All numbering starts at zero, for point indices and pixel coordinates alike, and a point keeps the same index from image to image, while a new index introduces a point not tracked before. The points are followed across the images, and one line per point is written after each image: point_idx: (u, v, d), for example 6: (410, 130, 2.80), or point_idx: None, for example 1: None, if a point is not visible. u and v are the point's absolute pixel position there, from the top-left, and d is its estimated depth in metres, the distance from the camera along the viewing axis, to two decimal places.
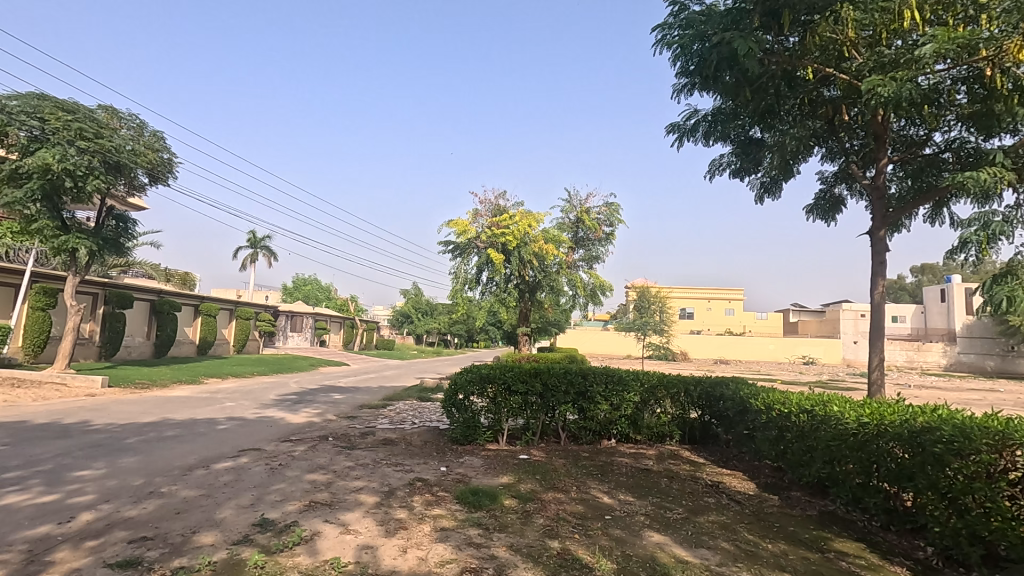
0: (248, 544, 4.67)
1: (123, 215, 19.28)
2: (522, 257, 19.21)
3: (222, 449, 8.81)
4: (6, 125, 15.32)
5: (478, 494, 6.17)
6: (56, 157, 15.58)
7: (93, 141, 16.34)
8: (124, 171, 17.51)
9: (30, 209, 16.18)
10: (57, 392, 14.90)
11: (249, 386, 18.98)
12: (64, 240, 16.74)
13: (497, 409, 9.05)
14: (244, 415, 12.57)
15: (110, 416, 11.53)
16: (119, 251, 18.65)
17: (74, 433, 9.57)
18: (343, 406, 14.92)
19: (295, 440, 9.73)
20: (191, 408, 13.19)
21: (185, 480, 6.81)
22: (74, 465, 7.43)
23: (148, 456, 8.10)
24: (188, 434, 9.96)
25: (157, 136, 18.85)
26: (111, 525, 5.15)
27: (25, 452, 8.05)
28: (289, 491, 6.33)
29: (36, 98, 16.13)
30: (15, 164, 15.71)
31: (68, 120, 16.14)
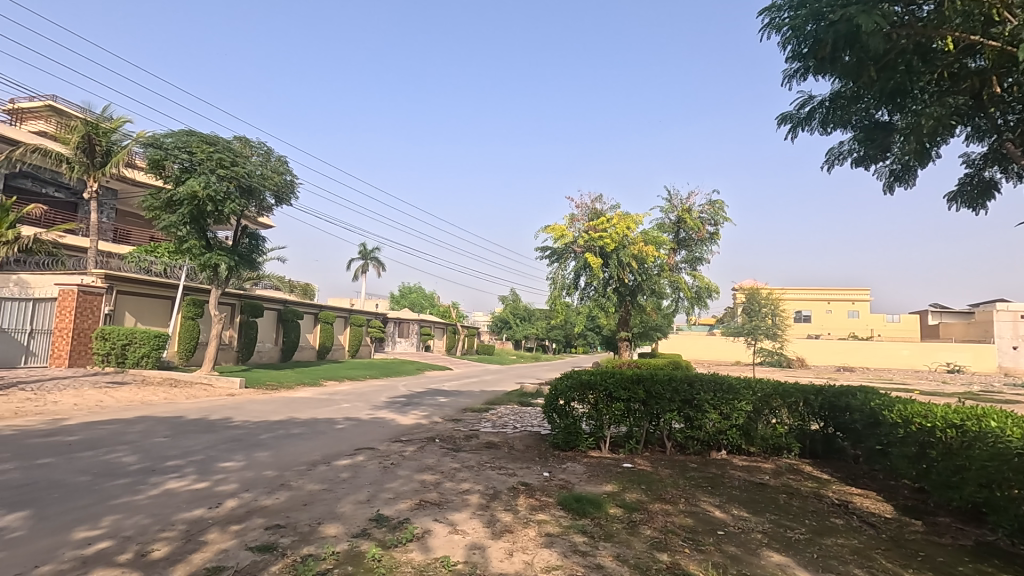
0: (366, 538, 4.99)
1: (255, 233, 21.40)
2: (620, 260, 18.86)
3: (341, 447, 9.51)
4: (163, 160, 17.85)
5: (582, 501, 6.11)
6: (201, 186, 17.83)
7: (230, 169, 18.45)
8: (255, 194, 19.52)
9: (182, 231, 18.59)
10: (205, 391, 16.97)
11: (362, 389, 20.30)
12: (208, 257, 19.02)
13: (598, 416, 8.92)
14: (359, 416, 13.48)
15: (246, 414, 12.90)
16: (252, 266, 20.83)
17: (218, 428, 10.82)
18: (447, 409, 15.49)
19: (405, 440, 10.27)
20: (313, 409, 14.37)
21: (311, 474, 7.43)
22: (219, 456, 8.38)
23: (278, 452, 8.93)
24: (310, 432, 10.87)
25: (282, 160, 20.64)
26: (250, 513, 5.73)
27: (182, 443, 9.23)
28: (401, 490, 6.67)
29: (186, 134, 18.43)
30: (170, 193, 18.19)
31: (211, 151, 18.33)
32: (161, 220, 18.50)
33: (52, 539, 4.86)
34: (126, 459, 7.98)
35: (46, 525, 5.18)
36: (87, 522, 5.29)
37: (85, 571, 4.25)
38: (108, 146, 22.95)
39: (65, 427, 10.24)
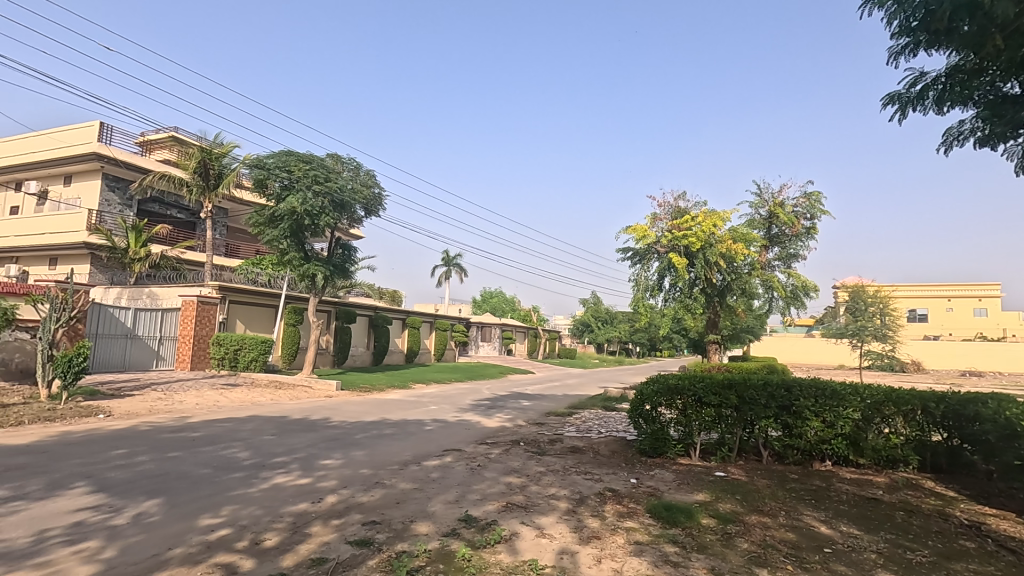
0: (456, 537, 5.11)
1: (347, 244, 22.70)
2: (707, 260, 18.11)
3: (430, 448, 9.84)
4: (267, 179, 19.41)
5: (672, 509, 5.90)
6: (299, 202, 19.20)
7: (324, 185, 19.71)
8: (347, 208, 20.73)
9: (283, 245, 20.11)
10: (306, 392, 18.22)
11: (449, 392, 20.87)
12: (306, 268, 20.43)
13: (688, 422, 8.59)
14: (446, 418, 13.88)
15: (343, 414, 13.69)
16: (345, 275, 22.10)
17: (318, 428, 11.56)
18: (531, 413, 15.58)
19: (491, 443, 10.44)
20: (403, 410, 14.99)
21: (403, 473, 7.74)
22: (320, 454, 8.95)
23: (372, 451, 9.39)
24: (401, 433, 11.34)
25: (370, 173, 21.73)
26: (349, 508, 6.06)
27: (287, 441, 9.96)
28: (488, 491, 6.78)
29: (285, 154, 19.89)
30: (273, 210, 19.75)
31: (307, 169, 19.67)
32: (266, 235, 20.12)
33: (182, 524, 5.40)
34: (241, 454, 8.72)
35: (176, 511, 5.77)
36: (210, 510, 5.84)
37: (209, 555, 4.68)
38: (220, 169, 25.30)
39: (189, 424, 11.37)
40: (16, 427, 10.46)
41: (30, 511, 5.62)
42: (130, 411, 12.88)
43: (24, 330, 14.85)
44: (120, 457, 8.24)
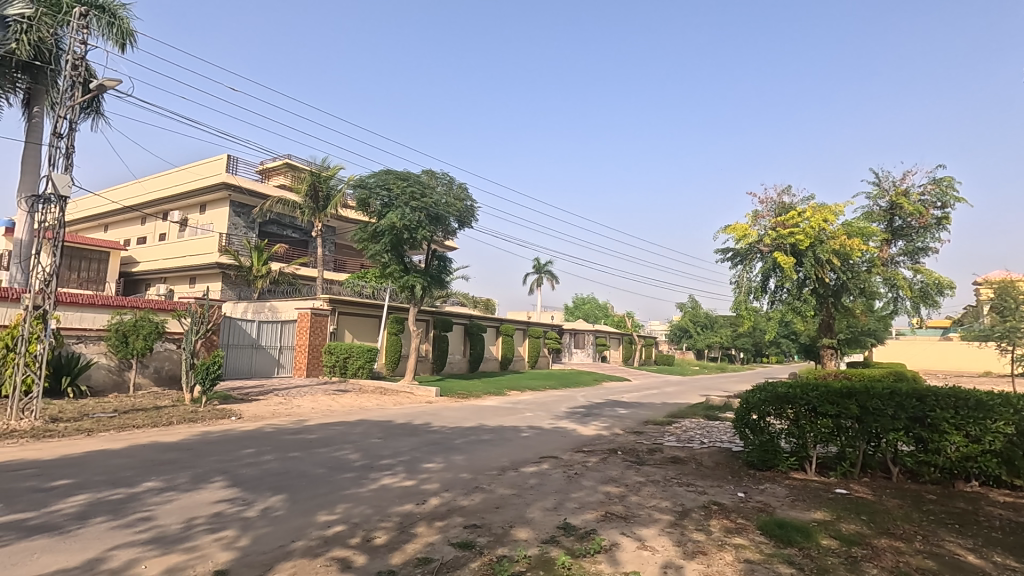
0: (556, 545, 5.11)
1: (443, 255, 23.59)
2: (818, 258, 16.74)
3: (527, 454, 9.93)
4: (369, 198, 20.75)
5: (786, 527, 5.50)
6: (398, 218, 20.30)
7: (420, 201, 20.69)
8: (442, 221, 21.57)
9: (384, 258, 21.33)
10: (408, 398, 19.11)
11: (544, 399, 20.93)
12: (406, 280, 21.50)
13: (802, 434, 7.96)
14: (542, 425, 13.93)
15: (443, 420, 14.19)
16: (442, 285, 22.99)
17: (420, 432, 12.08)
18: (628, 421, 15.21)
19: (588, 450, 10.33)
20: (500, 417, 15.25)
21: (501, 479, 7.88)
22: (422, 457, 9.34)
23: (472, 456, 9.64)
24: (499, 439, 11.55)
25: (463, 186, 22.45)
26: (451, 511, 6.27)
27: (392, 444, 10.50)
28: (586, 500, 6.71)
29: (385, 173, 21.13)
30: (374, 226, 21.03)
31: (404, 187, 20.76)
32: (369, 250, 21.46)
33: (303, 519, 5.87)
34: (351, 456, 9.33)
35: (298, 507, 6.29)
36: (326, 507, 6.30)
37: (327, 549, 5.05)
38: (328, 191, 27.38)
39: (306, 427, 12.34)
40: (167, 426, 11.93)
41: (180, 501, 6.39)
42: (257, 413, 14.22)
43: (171, 341, 16.95)
44: (250, 455, 9.13)
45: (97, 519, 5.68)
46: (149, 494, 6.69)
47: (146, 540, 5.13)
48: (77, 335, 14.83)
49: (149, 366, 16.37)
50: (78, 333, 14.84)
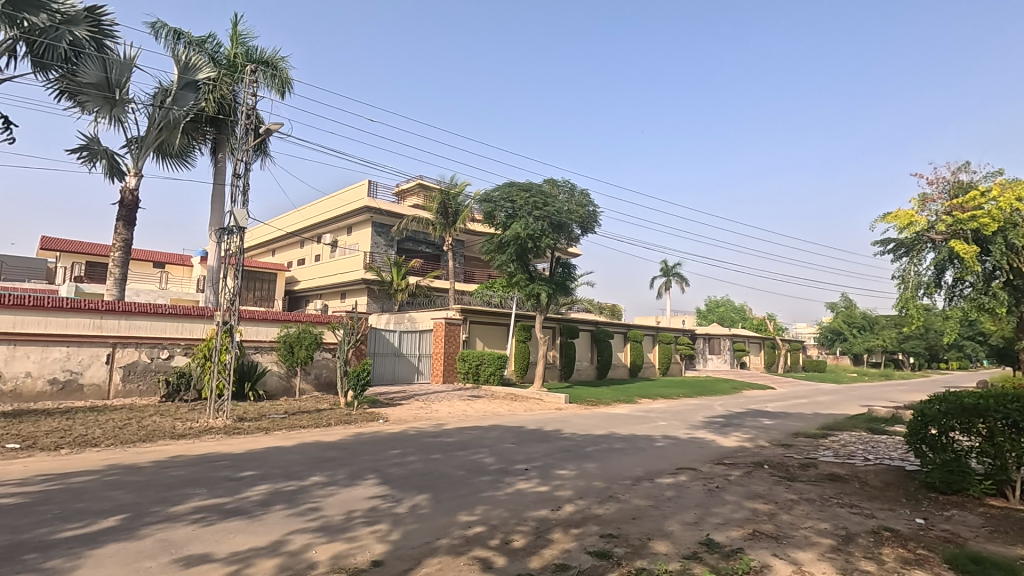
0: (698, 561, 4.85)
1: (567, 262, 23.71)
2: (1011, 245, 14.07)
3: (662, 464, 9.57)
4: (494, 211, 21.52)
5: (982, 562, 4.68)
6: (522, 228, 20.80)
7: (543, 210, 21.02)
8: (565, 228, 21.72)
9: (510, 268, 21.95)
10: (538, 405, 19.40)
11: (678, 408, 20.03)
12: (531, 288, 21.91)
13: (999, 453, 6.75)
14: (677, 434, 13.34)
15: (574, 427, 14.18)
16: (567, 292, 23.07)
17: (552, 439, 12.19)
18: (775, 433, 14.00)
19: (729, 463, 9.69)
20: (631, 425, 14.88)
21: (636, 489, 7.67)
22: (555, 464, 9.42)
23: (604, 464, 9.51)
24: (632, 447, 11.27)
25: (584, 192, 22.42)
26: (586, 519, 6.23)
27: (526, 450, 10.73)
28: (731, 516, 6.28)
29: (508, 186, 21.77)
30: (500, 237, 21.75)
31: (527, 197, 21.21)
32: (496, 260, 22.25)
33: (446, 518, 6.22)
34: (487, 459, 9.69)
35: (441, 506, 6.67)
36: (466, 508, 6.60)
37: (469, 548, 5.28)
38: (456, 207, 29.00)
39: (445, 431, 13.06)
40: (326, 427, 13.34)
41: (341, 495, 7.11)
42: (401, 417, 15.36)
43: (328, 351, 18.95)
44: (396, 456, 9.89)
45: (276, 507, 6.52)
46: (315, 486, 7.54)
47: (315, 528, 5.78)
48: (255, 346, 17.24)
49: (311, 373, 18.43)
50: (255, 344, 17.26)
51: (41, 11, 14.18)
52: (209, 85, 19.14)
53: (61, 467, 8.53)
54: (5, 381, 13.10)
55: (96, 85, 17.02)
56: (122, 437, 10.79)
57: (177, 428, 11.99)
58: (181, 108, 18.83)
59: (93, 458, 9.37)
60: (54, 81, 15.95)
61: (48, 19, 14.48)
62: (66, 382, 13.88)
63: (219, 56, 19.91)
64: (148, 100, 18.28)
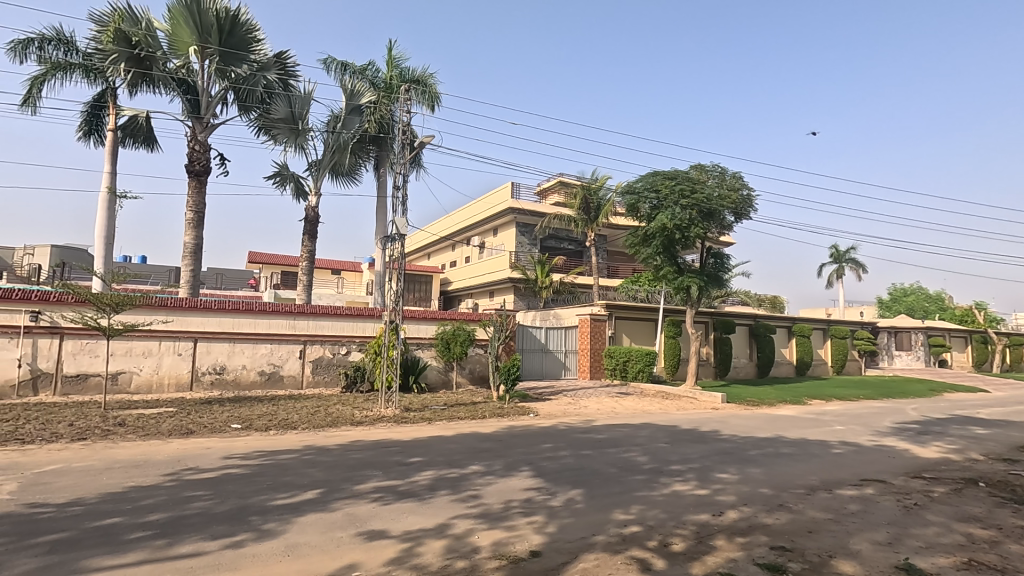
0: None
1: (719, 252, 22.24)
2: None
3: (843, 474, 8.49)
4: (638, 202, 20.86)
5: None
6: (669, 218, 19.89)
7: (691, 197, 19.96)
8: (716, 216, 20.43)
9: (657, 261, 21.09)
10: (692, 404, 18.44)
11: (858, 411, 17.65)
12: (681, 281, 20.84)
13: None
14: (859, 441, 11.77)
15: (734, 428, 13.23)
16: (720, 284, 21.62)
17: (709, 440, 11.47)
18: (991, 444, 11.67)
19: (930, 477, 8.28)
20: (801, 428, 13.45)
21: (812, 500, 6.90)
22: (714, 467, 8.86)
23: (771, 470, 8.72)
24: (803, 453, 10.18)
25: (737, 176, 20.92)
26: (753, 528, 5.76)
27: (681, 450, 10.25)
28: (936, 540, 5.36)
29: (652, 175, 21.01)
30: (645, 229, 21.02)
31: (673, 185, 20.28)
32: (641, 253, 21.56)
33: (601, 515, 6.18)
34: (640, 458, 9.44)
35: (596, 502, 6.64)
36: (621, 506, 6.49)
37: (626, 547, 5.19)
38: (598, 201, 28.81)
39: (595, 427, 13.01)
40: (481, 419, 14.05)
41: (498, 485, 7.44)
42: (550, 412, 15.62)
43: (480, 347, 19.96)
44: (548, 450, 10.09)
45: (442, 492, 7.02)
46: (475, 475, 7.99)
47: (477, 514, 6.12)
48: (417, 343, 18.78)
49: (466, 368, 19.59)
50: (417, 341, 18.80)
51: (243, 62, 17.47)
52: (371, 107, 21.29)
53: (271, 445, 10.12)
54: (229, 371, 15.91)
55: (284, 120, 19.67)
56: (314, 422, 12.47)
57: (356, 416, 13.52)
58: (349, 131, 21.31)
59: (293, 439, 10.97)
60: (254, 118, 19.09)
61: (249, 68, 17.67)
62: (271, 373, 16.43)
63: (378, 80, 21.99)
64: (324, 128, 20.91)
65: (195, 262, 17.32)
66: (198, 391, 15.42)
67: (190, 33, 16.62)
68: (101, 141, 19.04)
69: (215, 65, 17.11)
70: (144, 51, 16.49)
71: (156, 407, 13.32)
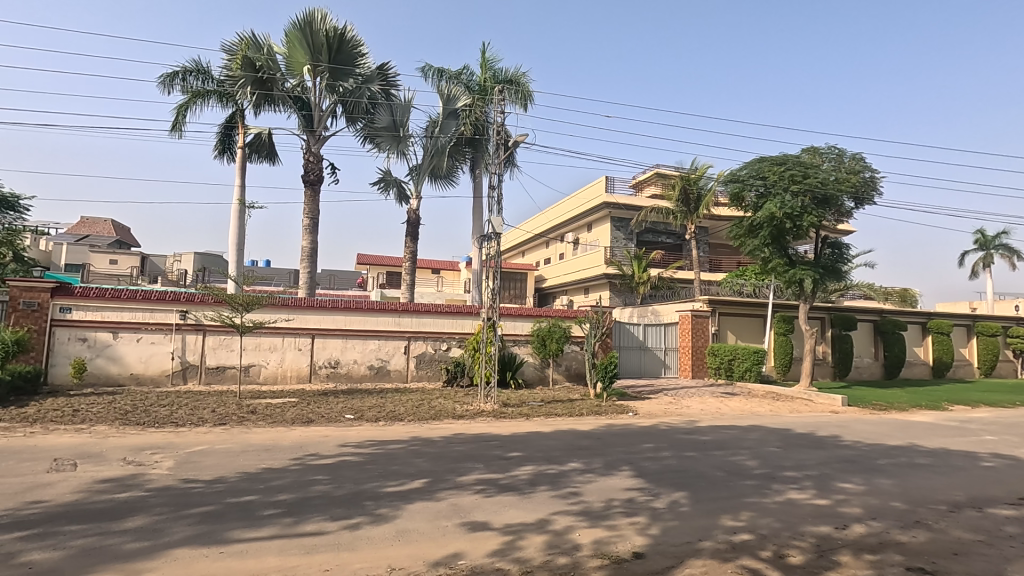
0: None
1: (836, 242, 20.42)
2: None
3: (995, 491, 7.44)
4: (742, 191, 19.61)
5: None
6: (778, 206, 18.52)
7: (803, 183, 18.49)
8: (833, 202, 18.76)
9: (765, 252, 19.70)
10: (807, 406, 17.07)
11: (1012, 419, 15.38)
12: (792, 273, 19.33)
13: None
14: (1015, 454, 10.25)
15: (857, 434, 12.06)
16: (838, 277, 19.81)
17: (828, 446, 10.55)
18: None
19: None
20: (940, 437, 11.96)
21: (957, 518, 6.12)
22: (836, 475, 8.14)
23: (904, 482, 7.85)
24: (943, 465, 9.06)
25: (857, 157, 19.11)
26: (885, 545, 5.21)
27: (796, 456, 9.53)
28: None
29: (758, 162, 19.68)
30: (751, 219, 19.70)
31: (782, 171, 18.89)
32: (746, 245, 20.26)
33: (707, 520, 5.90)
34: (749, 462, 8.90)
35: (702, 507, 6.36)
36: (730, 512, 6.16)
37: (737, 556, 4.91)
38: (698, 192, 27.55)
39: (698, 428, 12.47)
40: (579, 417, 13.98)
41: (598, 483, 7.36)
42: (650, 411, 15.18)
43: (576, 344, 19.83)
44: (649, 450, 9.81)
45: (542, 487, 7.07)
46: (574, 472, 7.96)
47: (578, 511, 6.09)
48: (513, 339, 19.07)
49: (562, 364, 19.57)
50: (514, 337, 19.08)
51: (349, 76, 18.75)
52: (466, 111, 21.93)
53: (381, 435, 10.76)
54: (343, 365, 17.14)
55: (386, 128, 20.69)
56: (419, 415, 13.10)
57: (457, 410, 14.00)
58: (446, 135, 22.12)
59: (400, 430, 11.60)
60: (360, 128, 20.30)
61: (354, 81, 18.89)
62: (379, 367, 17.49)
63: (473, 83, 22.55)
64: (423, 134, 21.79)
65: (312, 264, 18.81)
66: (316, 382, 16.78)
67: (303, 53, 18.25)
68: (233, 158, 21.21)
69: (325, 81, 18.51)
70: (265, 73, 18.17)
71: (281, 397, 14.67)
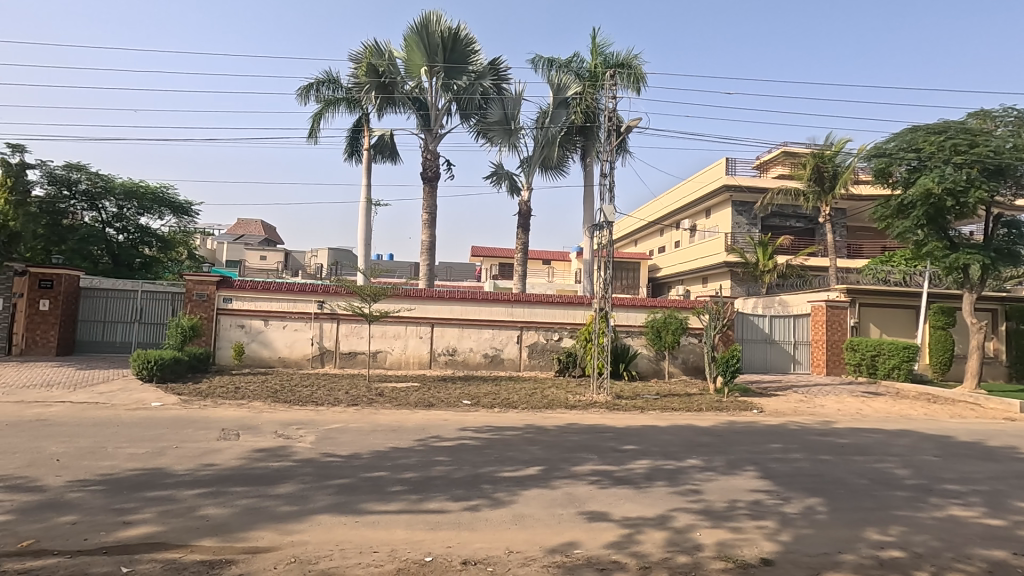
0: None
1: (1014, 220, 17.44)
2: None
3: None
4: (889, 165, 17.35)
5: None
6: (936, 180, 16.16)
7: (969, 153, 16.01)
8: (1009, 173, 16.00)
9: (918, 235, 17.30)
10: (973, 411, 14.77)
11: None
12: (954, 258, 16.82)
13: None
14: None
15: None
16: (1016, 261, 16.91)
17: (1002, 458, 9.08)
18: None
19: None
20: None
21: None
22: (1013, 493, 6.97)
23: None
24: None
25: None
26: None
27: (960, 467, 8.30)
28: None
29: (909, 132, 17.38)
30: (900, 198, 17.36)
31: (941, 141, 16.50)
32: (895, 228, 17.87)
33: (849, 531, 5.35)
34: (899, 471, 7.92)
35: (842, 516, 5.78)
36: (876, 525, 5.54)
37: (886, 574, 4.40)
38: (834, 169, 24.90)
39: (835, 430, 11.34)
40: (697, 412, 13.37)
41: (721, 482, 6.98)
42: (778, 409, 14.09)
43: (694, 336, 18.93)
44: (778, 451, 9.11)
45: (659, 482, 6.87)
46: (694, 470, 7.61)
47: (698, 510, 5.82)
48: (626, 331, 18.67)
49: (679, 357, 18.81)
50: (627, 328, 18.69)
51: (463, 74, 19.46)
52: (577, 99, 21.76)
53: (497, 422, 11.10)
54: (460, 353, 17.92)
55: (499, 122, 20.63)
56: (532, 403, 13.33)
57: (570, 400, 14.04)
58: (557, 124, 22.08)
59: (515, 417, 11.89)
60: (473, 124, 20.78)
61: (468, 79, 19.61)
62: (494, 356, 18.05)
63: (583, 70, 22.26)
64: (534, 125, 21.96)
65: (430, 258, 19.81)
66: (436, 369, 17.73)
67: (421, 55, 19.15)
68: (360, 160, 22.87)
69: (441, 81, 19.34)
70: (387, 78, 19.39)
71: (405, 382, 15.70)
